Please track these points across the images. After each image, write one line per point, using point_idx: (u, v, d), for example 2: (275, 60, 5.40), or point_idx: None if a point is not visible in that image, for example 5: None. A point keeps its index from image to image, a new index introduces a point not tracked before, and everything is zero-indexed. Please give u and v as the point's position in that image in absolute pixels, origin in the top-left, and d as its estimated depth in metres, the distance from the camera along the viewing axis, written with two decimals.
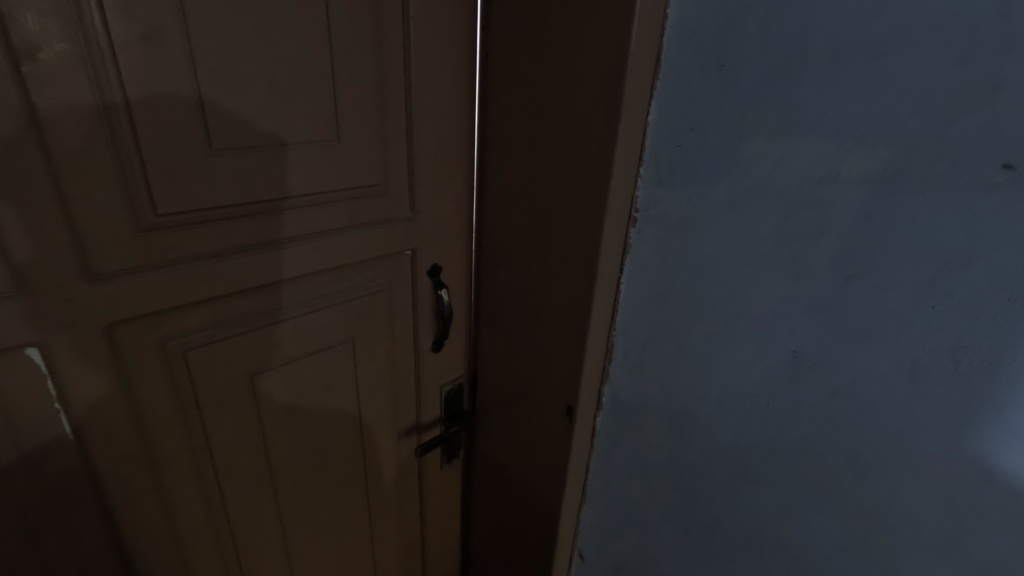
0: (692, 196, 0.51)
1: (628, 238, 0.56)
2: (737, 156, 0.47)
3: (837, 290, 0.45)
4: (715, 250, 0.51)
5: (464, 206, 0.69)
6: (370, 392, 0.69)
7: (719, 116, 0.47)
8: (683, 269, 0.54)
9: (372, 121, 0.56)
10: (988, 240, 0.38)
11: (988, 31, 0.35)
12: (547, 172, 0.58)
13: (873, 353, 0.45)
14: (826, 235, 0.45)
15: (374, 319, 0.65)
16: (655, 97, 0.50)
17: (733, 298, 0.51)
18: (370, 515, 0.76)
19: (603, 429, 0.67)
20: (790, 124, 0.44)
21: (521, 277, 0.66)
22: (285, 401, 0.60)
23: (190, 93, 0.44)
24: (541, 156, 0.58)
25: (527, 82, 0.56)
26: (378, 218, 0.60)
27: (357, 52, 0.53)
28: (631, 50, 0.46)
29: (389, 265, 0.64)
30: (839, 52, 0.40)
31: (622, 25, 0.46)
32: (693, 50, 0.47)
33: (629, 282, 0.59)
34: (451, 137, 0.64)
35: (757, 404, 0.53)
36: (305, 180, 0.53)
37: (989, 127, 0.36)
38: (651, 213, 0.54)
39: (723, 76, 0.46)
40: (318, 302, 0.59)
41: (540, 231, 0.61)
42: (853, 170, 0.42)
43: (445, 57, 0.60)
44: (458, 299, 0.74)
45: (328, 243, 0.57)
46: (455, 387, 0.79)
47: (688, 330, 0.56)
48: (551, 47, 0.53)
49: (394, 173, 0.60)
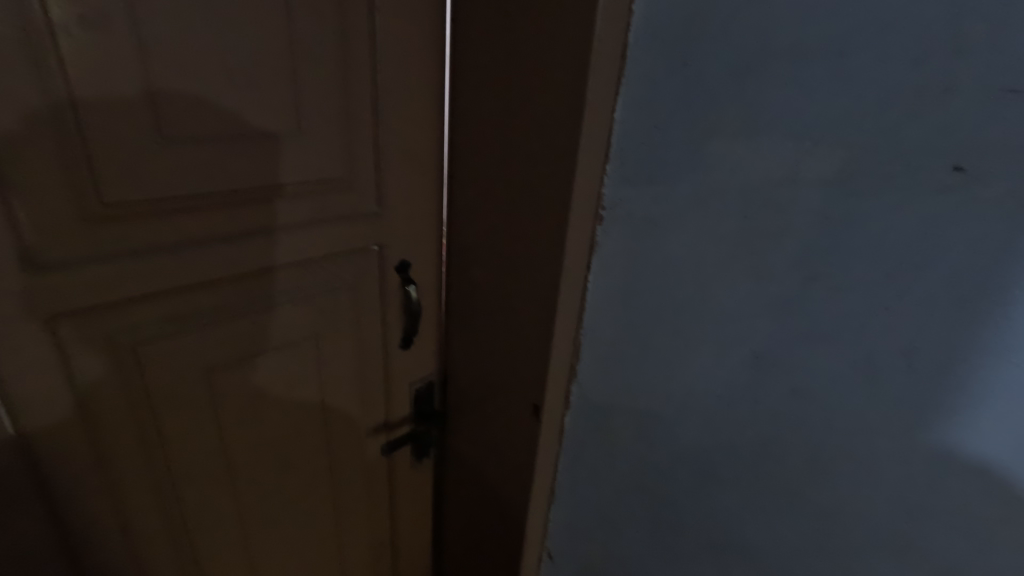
0: (657, 196, 0.49)
1: (595, 237, 0.54)
2: (701, 155, 0.46)
3: (796, 290, 0.45)
4: (679, 250, 0.50)
5: (434, 202, 0.68)
6: (336, 389, 0.68)
7: (683, 115, 0.45)
8: (648, 270, 0.53)
9: (335, 114, 0.55)
10: (939, 242, 0.39)
11: (939, 33, 0.35)
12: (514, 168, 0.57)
13: (831, 354, 0.45)
14: (785, 236, 0.44)
15: (340, 315, 0.64)
16: (621, 91, 0.48)
17: (696, 299, 0.51)
18: (336, 514, 0.75)
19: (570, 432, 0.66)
20: (753, 124, 0.43)
21: (490, 274, 0.65)
22: (245, 398, 0.59)
23: (140, 80, 0.43)
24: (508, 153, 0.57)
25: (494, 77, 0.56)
26: (343, 212, 0.59)
27: (321, 43, 0.52)
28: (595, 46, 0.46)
29: (356, 260, 0.63)
30: (799, 50, 0.39)
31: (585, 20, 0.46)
32: (658, 45, 0.45)
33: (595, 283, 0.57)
34: (420, 132, 0.63)
35: (720, 405, 0.53)
36: (264, 173, 0.52)
37: (941, 129, 0.36)
38: (617, 212, 0.52)
39: (688, 74, 0.44)
40: (279, 298, 0.58)
41: (508, 228, 0.61)
42: (812, 170, 0.41)
43: (413, 50, 0.59)
44: (428, 296, 0.73)
45: (292, 236, 0.56)
46: (425, 384, 0.79)
47: (653, 332, 0.54)
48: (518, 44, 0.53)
49: (359, 168, 0.59)
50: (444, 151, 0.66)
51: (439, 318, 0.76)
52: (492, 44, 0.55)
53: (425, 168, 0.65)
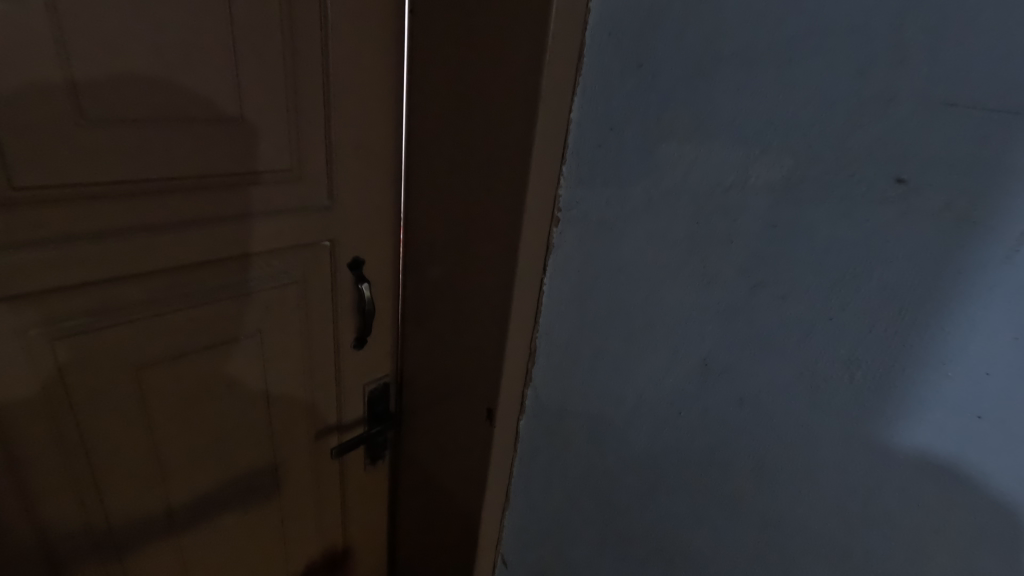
0: (611, 197, 0.50)
1: (551, 236, 0.55)
2: (653, 158, 0.46)
3: (743, 296, 0.45)
4: (632, 253, 0.50)
5: (392, 198, 0.66)
6: (282, 389, 0.65)
7: (638, 116, 0.46)
8: (603, 271, 0.53)
9: (282, 103, 0.53)
10: (881, 253, 0.38)
11: (884, 42, 0.35)
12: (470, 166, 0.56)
13: (776, 361, 0.45)
14: (734, 241, 0.44)
15: (286, 312, 0.62)
16: (579, 92, 0.49)
17: (648, 302, 0.51)
18: (282, 518, 0.73)
19: (525, 432, 0.66)
20: (703, 128, 0.43)
21: (445, 274, 0.63)
22: (179, 397, 0.56)
23: (57, 57, 0.40)
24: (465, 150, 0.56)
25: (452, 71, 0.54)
26: (290, 205, 0.57)
27: (266, 27, 0.50)
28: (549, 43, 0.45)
29: (304, 256, 0.61)
30: (747, 56, 0.40)
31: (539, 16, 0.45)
32: (613, 47, 0.46)
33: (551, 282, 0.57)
34: (376, 126, 0.61)
35: (670, 410, 0.53)
36: (201, 161, 0.49)
37: (884, 139, 0.36)
38: (574, 213, 0.53)
39: (643, 76, 0.45)
40: (217, 293, 0.55)
41: (464, 228, 0.59)
42: (759, 176, 0.41)
43: (369, 40, 0.57)
44: (384, 295, 0.71)
45: (232, 229, 0.53)
46: (380, 386, 0.76)
47: (607, 334, 0.54)
48: (475, 39, 0.51)
49: (309, 159, 0.57)
50: (402, 147, 0.64)
51: (396, 318, 0.74)
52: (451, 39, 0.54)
53: (381, 163, 0.63)
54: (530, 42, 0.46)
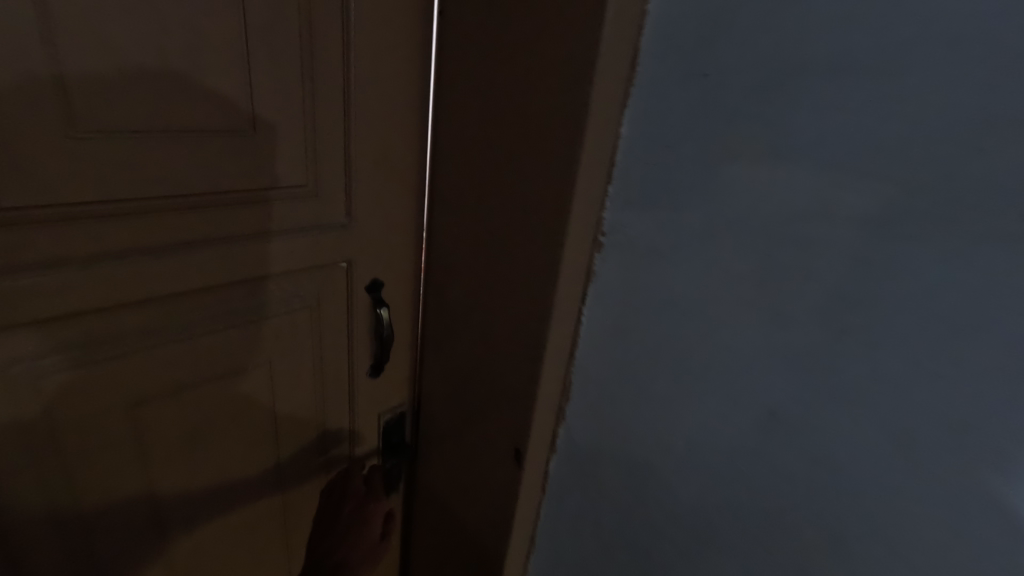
0: (663, 223, 0.44)
1: (591, 262, 0.50)
2: (716, 180, 0.41)
3: (823, 343, 0.39)
4: (687, 286, 0.45)
5: (414, 215, 0.61)
6: (291, 420, 0.60)
7: (698, 133, 0.41)
8: (651, 304, 0.47)
9: (297, 112, 0.48)
10: (1004, 303, 0.32)
11: (1014, 53, 0.29)
12: (503, 184, 0.50)
13: (859, 420, 0.39)
14: (813, 279, 0.38)
15: (298, 339, 0.57)
16: (628, 105, 0.44)
17: (704, 342, 0.45)
18: (289, 558, 0.67)
19: (554, 473, 0.60)
20: (779, 148, 0.37)
21: (471, 300, 0.58)
22: (178, 433, 0.51)
23: (45, 59, 0.35)
24: (498, 166, 0.50)
25: (485, 80, 0.49)
26: (304, 222, 0.52)
27: (281, 28, 0.45)
28: (601, 49, 0.40)
29: (319, 278, 0.56)
30: (838, 66, 0.34)
31: (591, 18, 0.39)
32: (670, 54, 0.41)
33: (590, 312, 0.52)
34: (399, 137, 0.56)
35: (727, 465, 0.47)
36: (208, 177, 0.44)
37: (1014, 169, 0.30)
38: (618, 238, 0.48)
39: (705, 89, 0.40)
40: (222, 319, 0.50)
41: (494, 251, 0.54)
42: (849, 206, 0.36)
43: (394, 44, 0.52)
44: (403, 319, 0.66)
45: (240, 250, 0.48)
46: (396, 415, 0.71)
47: (653, 374, 0.49)
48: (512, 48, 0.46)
49: (325, 173, 0.52)
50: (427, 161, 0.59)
51: (415, 342, 0.69)
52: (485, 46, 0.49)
53: (404, 179, 0.58)
54: (578, 52, 0.41)
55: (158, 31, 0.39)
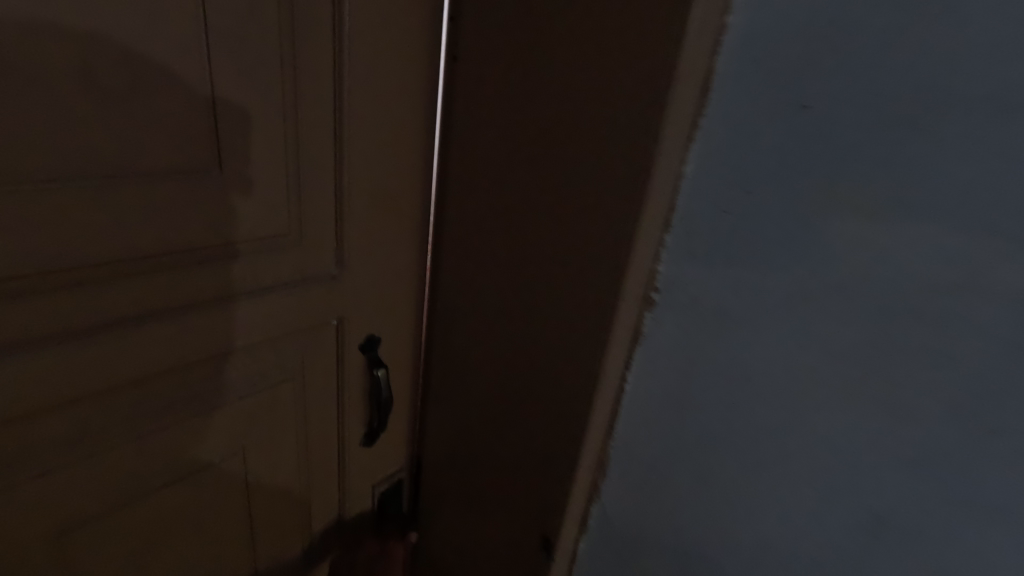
0: (739, 282, 0.37)
1: (640, 322, 0.41)
2: (816, 237, 0.33)
3: (953, 439, 0.32)
4: (770, 358, 0.37)
5: (416, 259, 0.52)
6: (268, 508, 0.50)
7: (792, 177, 0.33)
8: (719, 375, 0.39)
9: (277, 145, 0.38)
10: None
11: None
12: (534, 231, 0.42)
13: (999, 533, 0.32)
14: (946, 364, 0.31)
15: (278, 415, 0.47)
16: (696, 139, 0.36)
17: (790, 425, 0.37)
18: None
19: (583, 558, 0.52)
20: (905, 202, 0.30)
21: (489, 360, 0.50)
22: (123, 548, 0.40)
23: None
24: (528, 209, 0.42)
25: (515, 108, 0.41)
26: (285, 279, 0.42)
27: (256, 42, 0.35)
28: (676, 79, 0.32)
29: (304, 341, 0.46)
30: (996, 105, 0.27)
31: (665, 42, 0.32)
32: (756, 80, 0.33)
33: (636, 380, 0.44)
34: (401, 171, 0.47)
35: (811, 566, 0.40)
36: (135, 236, 0.33)
37: None
38: (676, 296, 0.40)
39: (802, 124, 0.32)
40: (180, 405, 0.40)
41: (518, 304, 0.45)
42: (1004, 279, 0.29)
43: (398, 61, 0.43)
44: (402, 377, 0.56)
45: (203, 320, 0.38)
46: (392, 484, 0.61)
47: (718, 456, 0.41)
48: (550, 68, 0.38)
49: (312, 218, 0.42)
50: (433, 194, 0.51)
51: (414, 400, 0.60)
52: (513, 64, 0.41)
53: (410, 216, 0.50)
54: (642, 76, 0.33)
55: (88, 46, 0.29)
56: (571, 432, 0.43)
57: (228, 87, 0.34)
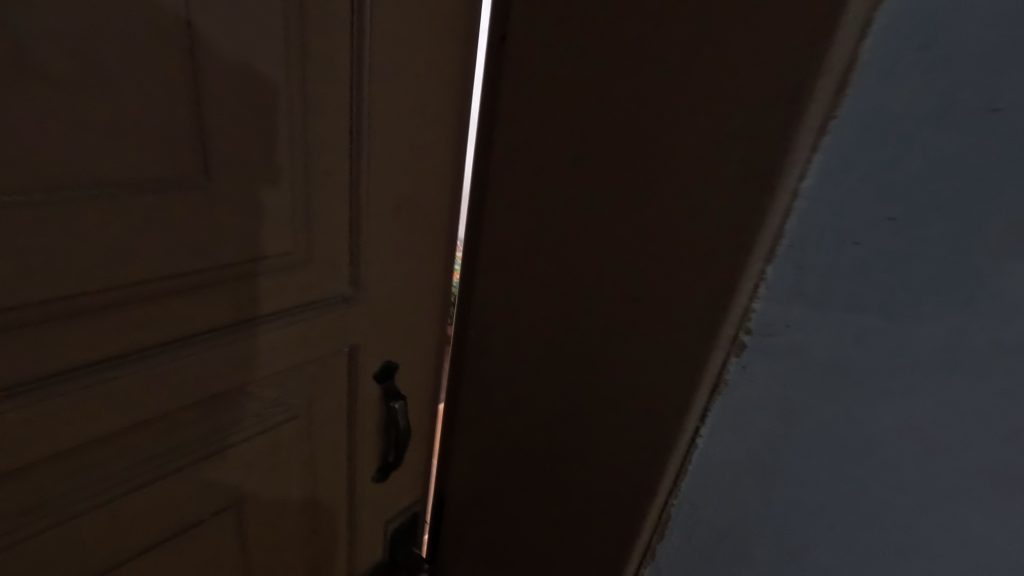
0: (869, 330, 0.29)
1: (723, 372, 0.33)
2: (989, 283, 0.25)
3: None
4: (900, 425, 0.29)
5: (440, 277, 0.45)
6: (268, 561, 0.44)
7: (966, 202, 0.25)
8: (825, 439, 0.32)
9: (279, 150, 0.31)
10: None
11: None
12: (590, 256, 0.36)
13: None
14: None
15: (280, 461, 0.40)
16: (822, 146, 0.27)
17: (915, 500, 0.31)
18: None
19: None
20: None
21: (524, 397, 0.44)
22: None
23: None
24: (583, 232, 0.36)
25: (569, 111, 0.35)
26: (287, 311, 0.35)
27: (251, 21, 0.27)
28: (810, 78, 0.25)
29: (310, 378, 0.39)
30: None
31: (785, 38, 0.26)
32: (926, 72, 0.24)
33: (711, 437, 0.35)
34: (428, 177, 0.40)
35: None
36: (95, 272, 0.26)
37: None
38: (774, 340, 0.31)
39: (991, 133, 0.23)
40: (160, 463, 0.33)
41: (569, 332, 0.39)
42: None
43: (429, 48, 0.35)
44: (421, 407, 0.50)
45: (186, 366, 0.31)
46: (407, 519, 0.55)
47: (813, 526, 0.34)
48: (625, 58, 0.32)
49: (322, 236, 0.35)
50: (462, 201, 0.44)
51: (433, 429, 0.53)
52: (573, 51, 0.34)
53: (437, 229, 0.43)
54: (756, 70, 0.27)
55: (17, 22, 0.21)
56: (635, 483, 0.37)
57: (241, 74, 0.28)
